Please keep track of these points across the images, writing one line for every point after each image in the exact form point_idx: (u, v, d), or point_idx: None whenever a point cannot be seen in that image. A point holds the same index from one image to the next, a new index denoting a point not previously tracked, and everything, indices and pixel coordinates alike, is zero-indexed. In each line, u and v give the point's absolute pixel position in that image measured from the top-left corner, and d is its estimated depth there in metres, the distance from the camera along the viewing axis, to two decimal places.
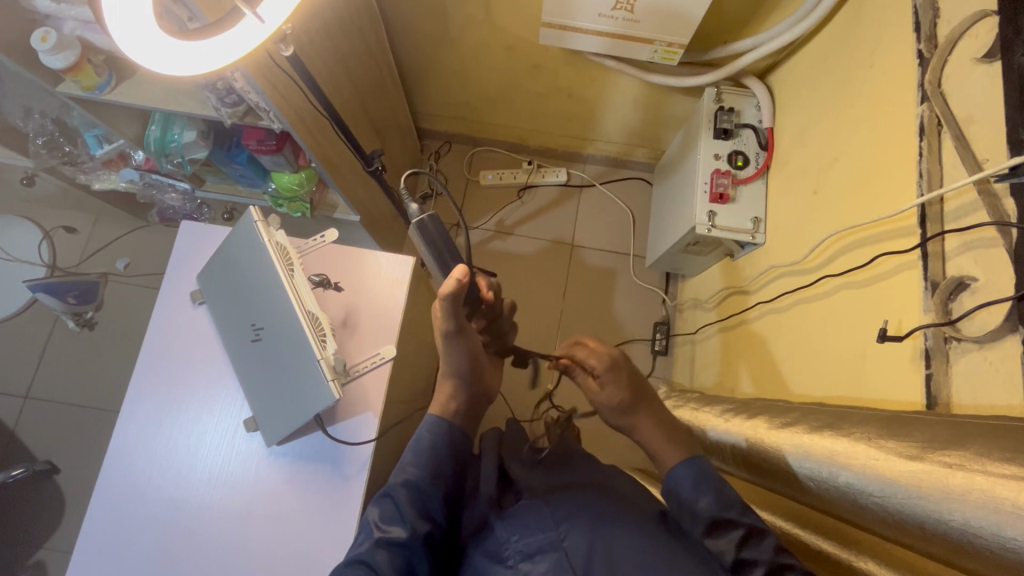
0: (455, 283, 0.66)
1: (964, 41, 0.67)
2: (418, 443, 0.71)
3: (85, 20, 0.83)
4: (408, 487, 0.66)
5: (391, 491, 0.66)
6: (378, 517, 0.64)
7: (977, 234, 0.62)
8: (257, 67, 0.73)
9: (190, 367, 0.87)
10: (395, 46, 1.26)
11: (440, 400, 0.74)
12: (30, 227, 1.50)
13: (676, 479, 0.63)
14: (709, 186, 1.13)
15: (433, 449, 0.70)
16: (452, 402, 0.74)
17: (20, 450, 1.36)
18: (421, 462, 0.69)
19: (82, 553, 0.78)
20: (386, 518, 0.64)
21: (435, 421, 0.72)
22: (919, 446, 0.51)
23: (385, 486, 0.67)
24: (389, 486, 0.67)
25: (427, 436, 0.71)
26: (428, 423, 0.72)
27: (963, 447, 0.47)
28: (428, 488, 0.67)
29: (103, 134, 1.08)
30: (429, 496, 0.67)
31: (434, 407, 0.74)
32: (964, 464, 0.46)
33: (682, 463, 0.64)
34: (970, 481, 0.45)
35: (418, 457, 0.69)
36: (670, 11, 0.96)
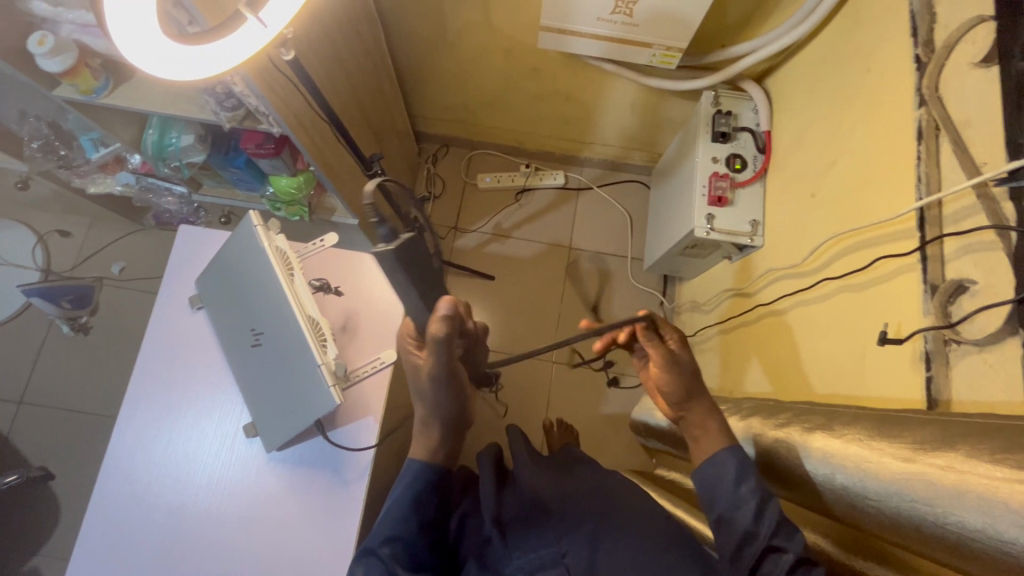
0: (444, 321, 0.55)
1: (961, 45, 0.68)
2: (401, 491, 0.68)
3: (84, 23, 0.82)
4: (392, 542, 0.65)
5: (374, 548, 0.65)
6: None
7: (976, 237, 0.63)
8: (257, 71, 0.73)
9: (188, 373, 0.86)
10: (393, 50, 1.26)
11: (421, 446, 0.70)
12: (23, 231, 1.49)
13: (719, 469, 0.62)
14: (707, 189, 1.14)
15: (415, 495, 0.68)
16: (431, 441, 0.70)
17: (13, 457, 1.35)
18: (399, 515, 0.67)
19: (79, 562, 0.77)
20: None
21: (415, 467, 0.69)
22: (914, 448, 0.51)
23: (366, 542, 0.66)
24: (370, 543, 0.65)
25: (408, 483, 0.69)
26: (410, 467, 0.69)
27: (957, 449, 0.47)
28: (413, 537, 0.66)
29: (99, 137, 1.07)
30: (415, 543, 0.66)
31: (415, 450, 0.71)
32: (958, 466, 0.46)
33: (726, 451, 0.63)
34: (965, 482, 0.45)
35: (400, 507, 0.67)
36: (669, 15, 0.96)
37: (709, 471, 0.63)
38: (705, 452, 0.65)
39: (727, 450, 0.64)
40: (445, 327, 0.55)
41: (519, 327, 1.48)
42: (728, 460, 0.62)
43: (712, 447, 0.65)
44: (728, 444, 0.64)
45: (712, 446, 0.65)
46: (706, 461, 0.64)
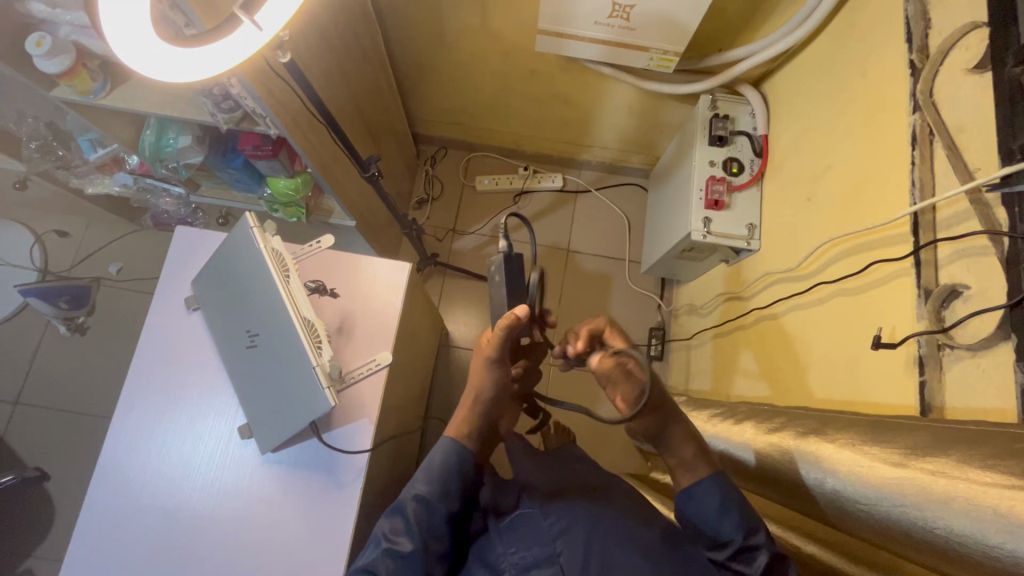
0: (515, 317, 0.64)
1: (955, 51, 0.68)
2: (432, 459, 0.68)
3: (82, 25, 0.83)
4: (417, 501, 0.66)
5: (402, 504, 0.67)
6: (388, 529, 0.65)
7: (969, 242, 0.63)
8: (254, 73, 0.73)
9: (184, 375, 0.87)
10: (392, 52, 1.26)
11: (458, 423, 0.71)
12: (21, 231, 1.49)
13: (701, 495, 0.63)
14: (704, 192, 1.14)
15: (446, 469, 0.67)
16: (471, 420, 0.70)
17: (9, 457, 1.35)
18: (433, 478, 0.67)
19: (73, 563, 0.77)
20: (395, 531, 0.65)
21: (450, 443, 0.69)
22: (903, 453, 0.51)
23: (397, 499, 0.68)
24: (400, 501, 0.67)
25: (439, 456, 0.68)
26: (443, 444, 0.69)
27: (945, 454, 0.47)
28: (438, 504, 0.66)
29: (97, 139, 1.07)
30: (439, 511, 0.66)
31: (451, 428, 0.71)
32: (947, 471, 0.46)
33: (708, 480, 0.64)
34: (953, 487, 0.45)
35: (432, 471, 0.67)
36: (665, 19, 0.96)
37: (690, 498, 0.64)
38: (689, 479, 0.65)
39: (710, 479, 0.64)
40: (508, 321, 0.64)
41: None
42: (714, 487, 0.63)
43: (692, 474, 0.65)
44: (711, 471, 0.65)
45: (697, 471, 0.65)
46: (686, 491, 0.65)
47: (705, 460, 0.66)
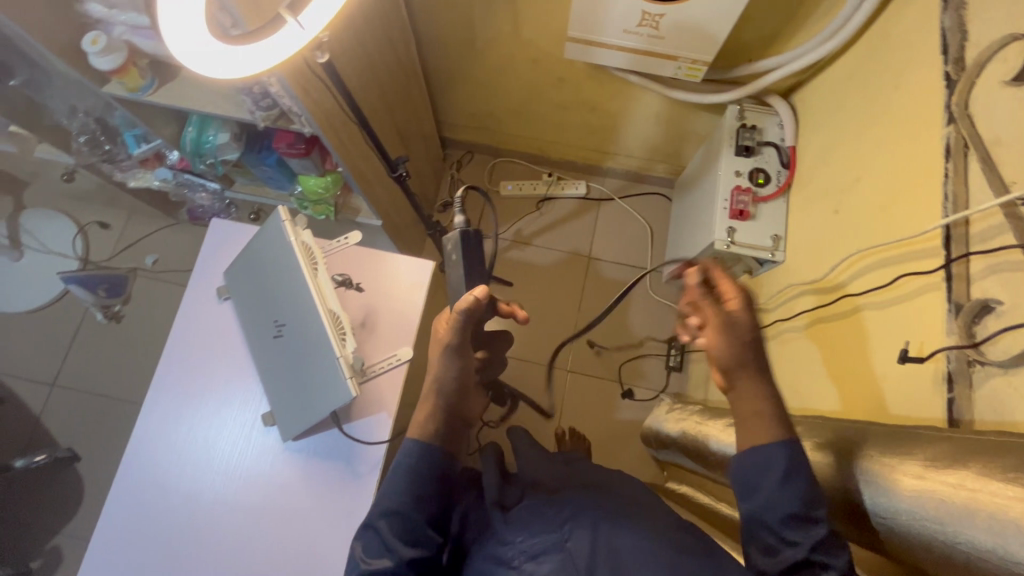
0: (473, 297, 0.67)
1: (992, 64, 0.67)
2: (397, 466, 0.66)
3: (135, 25, 0.87)
4: (390, 516, 0.63)
5: (374, 521, 0.64)
6: (362, 551, 0.62)
7: (1002, 257, 0.62)
8: (293, 72, 0.76)
9: (213, 362, 0.89)
10: (424, 56, 1.29)
11: (420, 423, 0.68)
12: (66, 221, 1.56)
13: (768, 459, 0.58)
14: (729, 202, 1.14)
15: (411, 472, 0.65)
16: (432, 418, 0.68)
17: (44, 436, 1.40)
18: (403, 489, 0.64)
19: (100, 539, 0.80)
20: (369, 551, 0.62)
21: (413, 445, 0.67)
22: (922, 465, 0.50)
23: (366, 517, 0.65)
24: (370, 517, 0.65)
25: (404, 460, 0.66)
26: (405, 446, 0.67)
27: (965, 465, 0.47)
28: (412, 511, 0.64)
29: (142, 134, 1.13)
30: (414, 518, 0.64)
31: (412, 429, 0.69)
32: (969, 484, 0.45)
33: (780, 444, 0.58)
34: (974, 501, 0.44)
35: (398, 483, 0.65)
36: (696, 28, 0.97)
37: (756, 462, 0.58)
38: (754, 437, 0.59)
39: (774, 447, 0.58)
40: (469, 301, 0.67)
41: (535, 334, 1.49)
42: (777, 454, 0.57)
43: (761, 429, 0.59)
44: (782, 437, 0.59)
45: (765, 433, 0.59)
46: (754, 449, 0.59)
47: (778, 420, 0.60)
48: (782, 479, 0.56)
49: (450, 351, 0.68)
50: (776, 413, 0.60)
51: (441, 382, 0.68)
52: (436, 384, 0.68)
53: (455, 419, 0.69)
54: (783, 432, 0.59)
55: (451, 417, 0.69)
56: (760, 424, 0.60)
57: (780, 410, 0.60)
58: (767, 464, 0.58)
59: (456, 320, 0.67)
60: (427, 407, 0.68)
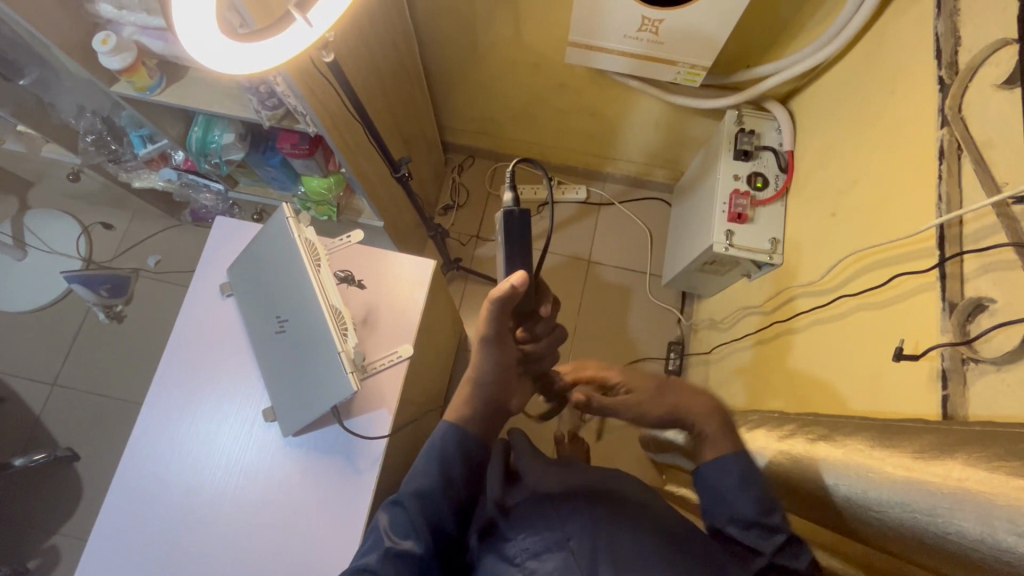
0: (510, 288, 0.61)
1: (984, 68, 0.69)
2: (430, 448, 0.69)
3: (144, 25, 0.89)
4: (419, 496, 0.66)
5: (402, 500, 0.67)
6: (388, 525, 0.65)
7: (995, 256, 0.63)
8: (298, 71, 0.77)
9: (215, 357, 0.90)
10: (427, 61, 1.30)
11: (458, 406, 0.71)
12: (70, 222, 1.57)
13: (720, 471, 0.66)
14: (728, 206, 1.15)
15: (445, 456, 0.68)
16: (468, 407, 0.70)
17: (44, 436, 1.40)
18: (432, 471, 0.68)
19: (101, 533, 0.80)
20: (395, 528, 0.65)
21: (448, 428, 0.70)
22: (911, 456, 0.51)
23: (395, 493, 0.68)
24: (399, 495, 0.67)
25: (438, 442, 0.69)
26: (442, 426, 0.70)
27: (953, 456, 0.47)
28: (437, 495, 0.67)
29: (148, 134, 1.14)
30: (438, 503, 0.67)
31: (449, 413, 0.71)
32: (958, 474, 0.46)
33: (731, 456, 0.66)
34: (962, 490, 0.45)
35: (429, 465, 0.68)
36: (694, 34, 0.99)
37: (714, 472, 0.66)
38: (714, 451, 0.67)
39: (735, 456, 0.66)
40: (505, 293, 0.61)
41: None
42: (733, 463, 0.65)
43: (715, 449, 0.67)
44: (736, 446, 0.67)
45: (723, 446, 0.67)
46: (713, 460, 0.67)
47: (735, 435, 0.68)
48: (738, 484, 0.64)
49: (489, 343, 0.67)
50: (729, 433, 0.69)
51: (481, 375, 0.70)
52: (477, 376, 0.70)
53: (493, 410, 0.71)
54: (734, 443, 0.68)
55: (487, 410, 0.70)
56: (720, 440, 0.68)
57: (728, 425, 0.70)
58: (725, 474, 0.65)
59: (490, 312, 0.64)
60: (463, 393, 0.71)
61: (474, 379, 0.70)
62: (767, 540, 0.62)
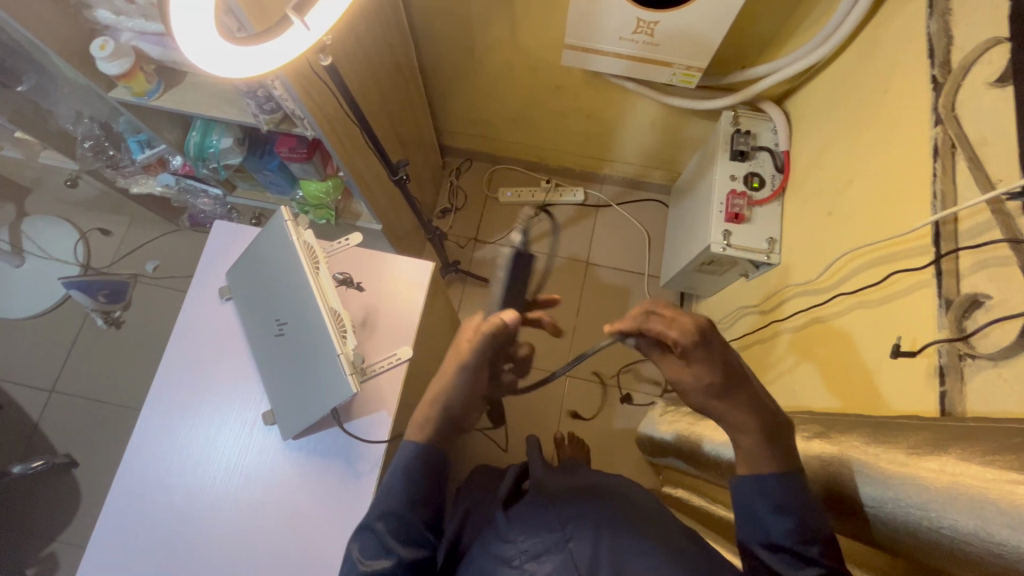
0: (500, 321, 0.64)
1: (977, 66, 0.69)
2: (395, 466, 0.67)
3: (142, 31, 0.89)
4: (386, 517, 0.64)
5: (371, 523, 0.64)
6: (360, 552, 0.62)
7: (991, 252, 0.63)
8: (296, 75, 0.78)
9: (214, 360, 0.90)
10: (423, 65, 1.31)
11: (420, 424, 0.69)
12: (68, 228, 1.57)
13: (752, 492, 0.56)
14: (725, 205, 1.15)
15: (409, 472, 0.66)
16: (431, 421, 0.68)
17: (42, 443, 1.40)
18: (398, 489, 0.66)
19: (100, 537, 0.80)
20: (367, 552, 0.62)
21: (413, 447, 0.67)
22: (906, 452, 0.51)
23: (363, 518, 0.65)
24: (367, 519, 0.64)
25: (403, 461, 0.67)
26: (406, 447, 0.68)
27: (947, 451, 0.48)
28: (406, 512, 0.65)
29: (146, 140, 1.15)
30: (407, 521, 0.64)
31: (411, 432, 0.69)
32: (950, 470, 0.46)
33: (773, 478, 0.56)
34: (956, 484, 0.45)
35: (395, 483, 0.66)
36: (689, 35, 0.99)
37: (749, 489, 0.57)
38: (747, 469, 0.58)
39: (770, 479, 0.56)
40: (498, 323, 0.64)
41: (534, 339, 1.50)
42: (771, 485, 0.56)
43: (750, 467, 0.57)
44: (778, 468, 0.57)
45: (761, 464, 0.57)
46: (745, 479, 0.57)
47: (773, 449, 0.57)
48: (772, 509, 0.55)
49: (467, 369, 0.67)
50: (772, 443, 0.57)
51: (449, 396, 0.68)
52: (447, 398, 0.68)
53: (453, 429, 0.69)
54: (778, 461, 0.57)
55: (449, 427, 0.69)
56: (758, 457, 0.57)
57: (773, 433, 0.58)
58: (756, 497, 0.56)
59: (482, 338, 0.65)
60: (427, 412, 0.68)
61: (443, 399, 0.67)
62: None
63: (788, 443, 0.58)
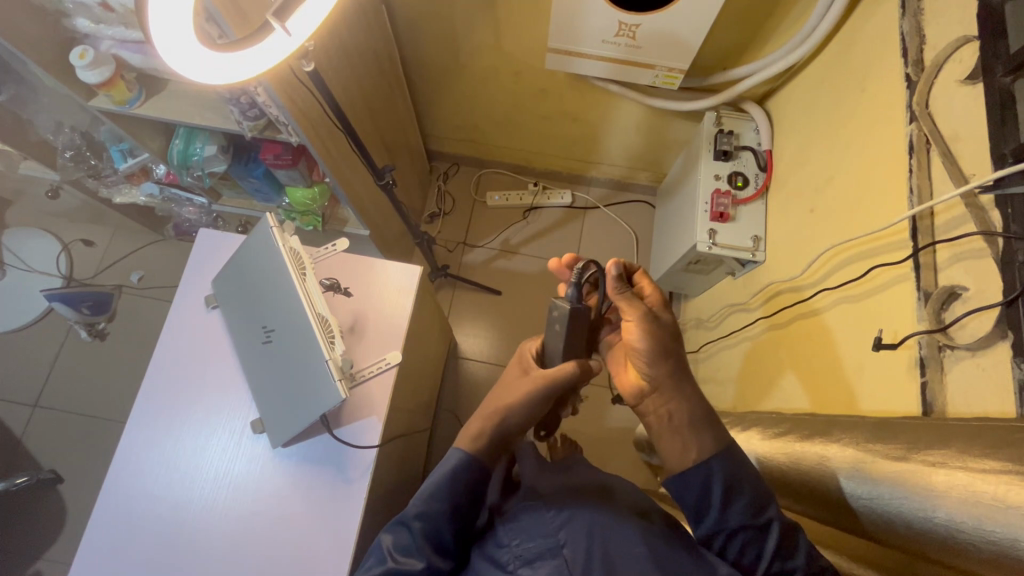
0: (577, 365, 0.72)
1: (948, 64, 0.71)
2: (442, 471, 0.67)
3: (122, 38, 0.89)
4: (424, 519, 0.64)
5: (408, 520, 0.65)
6: (392, 545, 0.63)
7: (966, 246, 0.64)
8: (279, 81, 0.78)
9: (202, 369, 0.89)
10: (407, 70, 1.31)
11: (473, 435, 0.69)
12: (48, 239, 1.55)
13: (696, 485, 0.63)
14: (710, 205, 1.17)
15: (455, 481, 0.66)
16: (482, 434, 0.69)
17: (25, 458, 1.37)
18: (443, 495, 0.66)
19: (87, 549, 0.79)
20: (400, 548, 0.63)
21: (462, 457, 0.67)
22: (904, 447, 0.52)
23: (399, 512, 0.66)
24: (404, 513, 0.65)
25: (453, 469, 0.67)
26: (453, 455, 0.68)
27: (942, 447, 0.49)
28: (443, 519, 0.65)
29: (128, 149, 1.14)
30: (443, 528, 0.65)
31: (462, 440, 0.69)
32: (945, 465, 0.47)
33: (712, 462, 0.63)
34: (952, 477, 0.46)
35: (439, 488, 0.66)
36: (670, 37, 1.01)
37: (695, 480, 0.63)
38: (689, 456, 0.64)
39: (705, 463, 0.63)
40: (578, 367, 0.72)
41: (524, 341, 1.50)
42: (717, 471, 0.63)
43: (693, 451, 0.64)
44: (716, 452, 0.64)
45: (697, 448, 0.64)
46: (684, 469, 0.64)
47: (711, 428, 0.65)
48: (724, 497, 0.62)
49: (538, 397, 0.70)
50: (704, 426, 0.65)
51: (512, 414, 0.70)
52: (511, 413, 0.70)
53: (504, 441, 0.71)
54: (714, 442, 0.65)
55: (499, 440, 0.70)
56: (692, 439, 0.65)
57: (708, 418, 0.66)
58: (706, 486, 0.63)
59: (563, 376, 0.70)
60: (484, 425, 0.70)
61: (507, 411, 0.70)
62: (762, 546, 0.61)
63: (718, 422, 0.66)
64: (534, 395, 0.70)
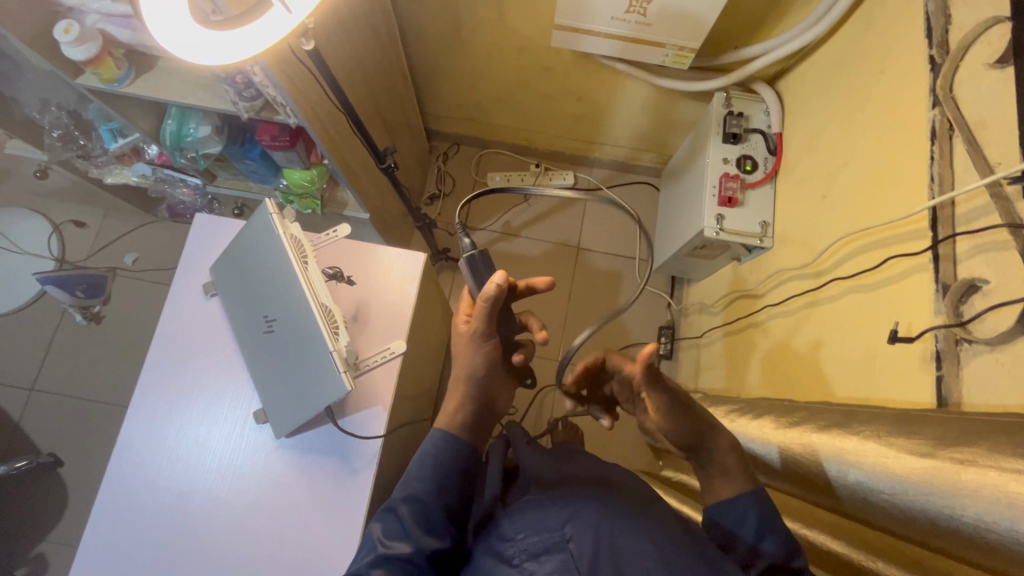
0: (493, 288, 0.63)
1: (976, 46, 0.68)
2: (423, 455, 0.69)
3: (108, 12, 0.84)
4: (410, 501, 0.65)
5: (395, 505, 0.65)
6: (382, 533, 0.63)
7: (988, 237, 0.62)
8: (276, 60, 0.74)
9: (200, 360, 0.87)
10: (407, 46, 1.27)
11: (449, 413, 0.70)
12: (39, 221, 1.52)
13: (739, 514, 0.62)
14: (718, 189, 1.15)
15: (437, 460, 0.68)
16: (460, 413, 0.70)
17: (24, 442, 1.36)
18: (426, 476, 0.67)
19: (89, 541, 0.78)
20: (390, 533, 0.63)
21: (439, 436, 0.69)
22: (931, 443, 0.51)
23: (387, 500, 0.67)
24: (391, 500, 0.66)
25: (433, 448, 0.69)
26: (434, 435, 0.70)
27: (974, 443, 0.48)
28: (430, 500, 0.66)
29: (118, 128, 1.10)
30: (431, 509, 0.66)
31: (442, 419, 0.71)
32: (978, 459, 0.46)
33: (750, 497, 0.63)
34: (981, 476, 0.45)
35: (421, 471, 0.67)
36: (682, 14, 0.97)
37: (730, 518, 0.63)
38: (725, 493, 0.64)
39: (744, 497, 0.63)
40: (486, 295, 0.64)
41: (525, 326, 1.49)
42: (751, 505, 0.62)
43: (730, 485, 0.64)
44: (748, 487, 0.64)
45: (736, 484, 0.64)
46: (727, 501, 0.63)
47: (740, 470, 0.65)
48: (761, 531, 0.61)
49: (477, 344, 0.68)
50: (738, 465, 0.66)
51: (466, 377, 0.69)
52: (470, 377, 0.69)
53: (485, 406, 0.71)
54: (749, 481, 0.64)
55: (478, 411, 0.71)
56: (727, 479, 0.65)
57: (740, 457, 0.67)
58: (742, 518, 0.62)
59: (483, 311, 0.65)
60: (455, 397, 0.70)
61: (462, 380, 0.69)
62: None
63: (747, 467, 0.66)
64: (473, 346, 0.68)
